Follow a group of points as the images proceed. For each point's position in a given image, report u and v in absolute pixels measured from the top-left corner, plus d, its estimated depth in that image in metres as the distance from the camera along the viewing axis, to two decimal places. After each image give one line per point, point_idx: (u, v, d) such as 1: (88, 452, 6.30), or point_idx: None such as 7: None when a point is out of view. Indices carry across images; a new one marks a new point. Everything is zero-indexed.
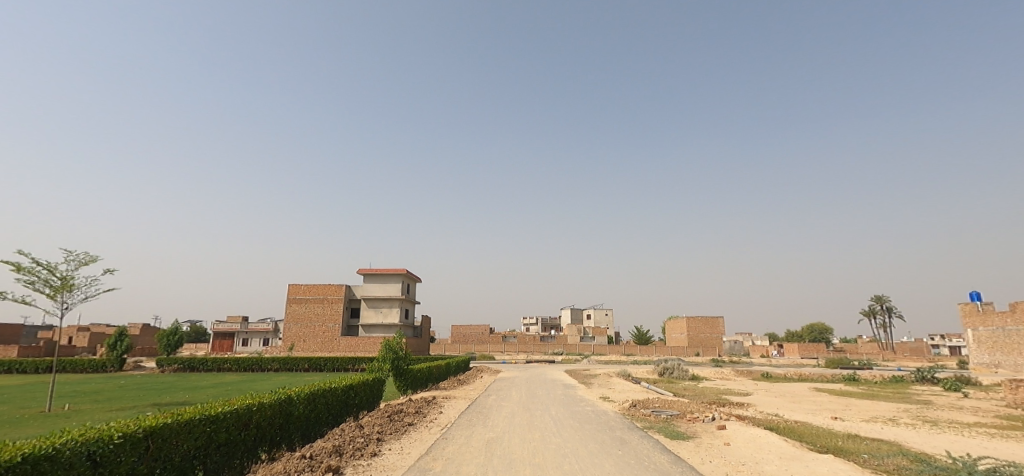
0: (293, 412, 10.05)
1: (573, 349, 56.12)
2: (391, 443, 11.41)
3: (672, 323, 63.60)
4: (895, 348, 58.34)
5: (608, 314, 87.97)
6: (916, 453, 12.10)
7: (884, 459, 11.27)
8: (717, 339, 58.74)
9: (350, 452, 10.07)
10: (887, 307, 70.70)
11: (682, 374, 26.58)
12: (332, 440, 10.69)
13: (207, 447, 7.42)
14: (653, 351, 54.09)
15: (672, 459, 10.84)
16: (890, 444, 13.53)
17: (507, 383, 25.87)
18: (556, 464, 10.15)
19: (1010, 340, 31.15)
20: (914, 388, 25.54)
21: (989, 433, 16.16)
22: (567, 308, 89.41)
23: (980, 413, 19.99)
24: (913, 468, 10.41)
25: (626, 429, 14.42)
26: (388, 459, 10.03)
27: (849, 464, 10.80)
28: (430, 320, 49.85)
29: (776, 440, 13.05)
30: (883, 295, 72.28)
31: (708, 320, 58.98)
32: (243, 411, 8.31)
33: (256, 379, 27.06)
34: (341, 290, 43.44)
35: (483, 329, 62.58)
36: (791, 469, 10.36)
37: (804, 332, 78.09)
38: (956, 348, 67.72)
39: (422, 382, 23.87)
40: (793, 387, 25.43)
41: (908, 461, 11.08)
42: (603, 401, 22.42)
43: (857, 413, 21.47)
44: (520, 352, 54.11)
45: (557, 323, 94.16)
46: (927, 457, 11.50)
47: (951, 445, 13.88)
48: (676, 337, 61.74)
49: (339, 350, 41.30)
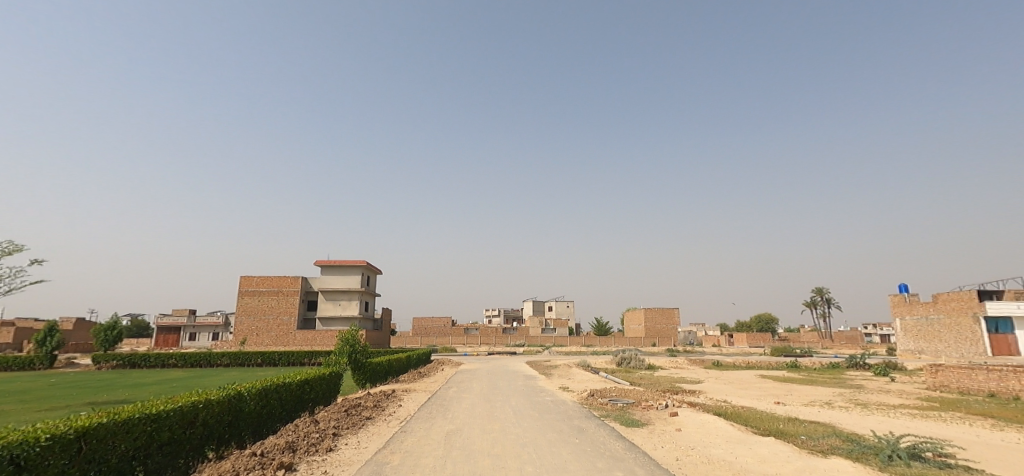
0: (243, 409, 9.73)
1: (534, 340, 56.54)
2: (349, 437, 11.29)
3: (629, 314, 65.30)
4: (832, 337, 62.47)
5: (569, 306, 89.30)
6: (847, 434, 13.07)
7: (819, 439, 12.19)
8: (672, 329, 60.68)
9: (304, 448, 9.88)
10: (826, 298, 75.02)
11: (639, 363, 27.41)
12: (285, 437, 10.44)
13: (148, 446, 7.13)
14: (612, 342, 55.37)
15: (626, 445, 11.25)
16: (825, 426, 14.55)
17: (469, 375, 25.91)
18: (514, 454, 10.33)
19: (932, 329, 33.84)
20: (848, 373, 27.52)
21: (911, 414, 17.63)
22: (529, 300, 89.90)
23: (904, 395, 21.76)
24: (844, 447, 11.26)
25: (584, 418, 14.81)
26: (344, 454, 9.90)
27: (789, 445, 11.56)
28: (391, 312, 48.99)
29: (724, 425, 13.79)
30: (823, 288, 76.86)
31: (665, 311, 60.83)
32: (189, 409, 8.00)
33: (205, 375, 25.88)
34: (296, 282, 41.87)
35: (445, 322, 62.22)
36: (737, 451, 10.95)
37: (752, 322, 82.31)
38: (885, 336, 73.06)
39: (381, 375, 23.53)
40: (740, 374, 26.78)
41: (840, 441, 11.99)
42: (563, 391, 22.93)
43: (798, 398, 22.98)
44: (483, 344, 54.27)
45: (519, 314, 94.44)
46: (857, 437, 12.43)
47: (877, 426, 15.08)
48: (635, 328, 63.36)
49: (294, 344, 40.08)
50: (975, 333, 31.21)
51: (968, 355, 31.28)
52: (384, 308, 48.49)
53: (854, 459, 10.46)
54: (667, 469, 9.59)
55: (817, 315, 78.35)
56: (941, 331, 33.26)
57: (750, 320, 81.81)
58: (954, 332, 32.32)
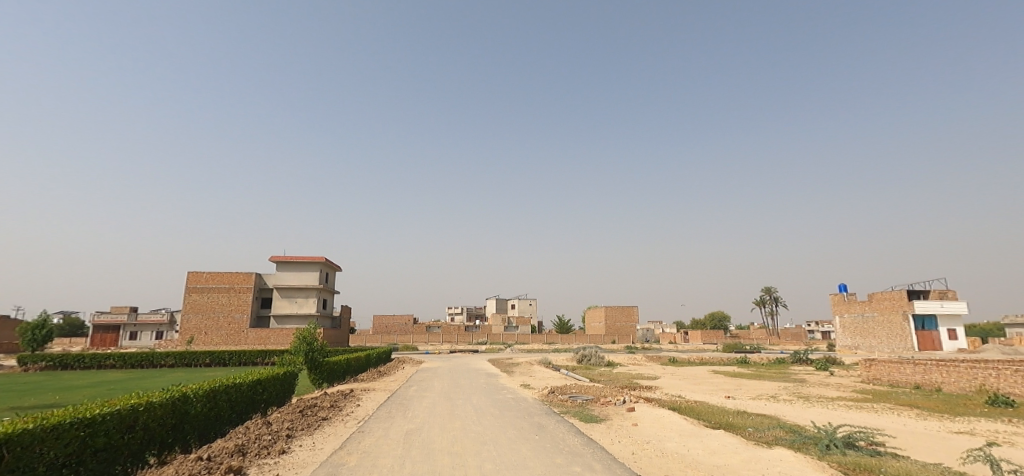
0: (189, 411, 9.29)
1: (497, 337, 56.55)
2: (303, 439, 10.95)
3: (590, 312, 66.38)
4: (779, 334, 65.70)
5: (532, 304, 89.75)
6: (790, 426, 13.81)
7: (765, 431, 12.84)
8: (631, 326, 62.12)
9: (255, 451, 9.53)
10: (774, 297, 78.78)
11: (599, 360, 27.95)
12: (235, 439, 10.03)
13: (81, 452, 6.82)
14: (573, 340, 56.10)
15: (584, 441, 11.48)
16: (770, 419, 15.34)
17: (430, 373, 25.68)
18: (475, 452, 10.33)
19: (867, 325, 36.21)
20: (793, 368, 29.08)
21: (848, 405, 18.81)
22: (492, 298, 89.84)
23: (841, 388, 23.20)
24: (787, 438, 11.89)
25: (544, 415, 15.00)
26: (298, 455, 9.62)
27: (737, 437, 12.10)
28: (350, 310, 47.75)
29: (678, 419, 14.29)
30: (771, 288, 80.66)
31: (624, 309, 62.16)
32: (128, 412, 7.63)
33: (148, 377, 24.42)
34: (249, 278, 40.13)
35: (406, 320, 61.30)
36: (689, 444, 11.38)
37: (706, 320, 85.41)
38: (826, 333, 77.52)
39: (339, 375, 22.93)
40: (694, 370, 27.76)
41: (784, 432, 12.66)
42: (524, 389, 23.08)
43: (747, 392, 24.10)
44: (445, 342, 53.80)
45: (481, 312, 94.20)
46: (799, 429, 13.15)
47: (817, 417, 16.03)
48: (595, 325, 64.47)
49: (246, 343, 38.39)
50: (904, 330, 33.65)
51: (898, 350, 33.73)
52: (343, 306, 47.20)
53: (796, 448, 11.05)
54: (623, 463, 9.85)
55: (766, 312, 82.15)
56: (875, 328, 35.67)
57: (704, 318, 84.90)
58: (887, 329, 34.72)
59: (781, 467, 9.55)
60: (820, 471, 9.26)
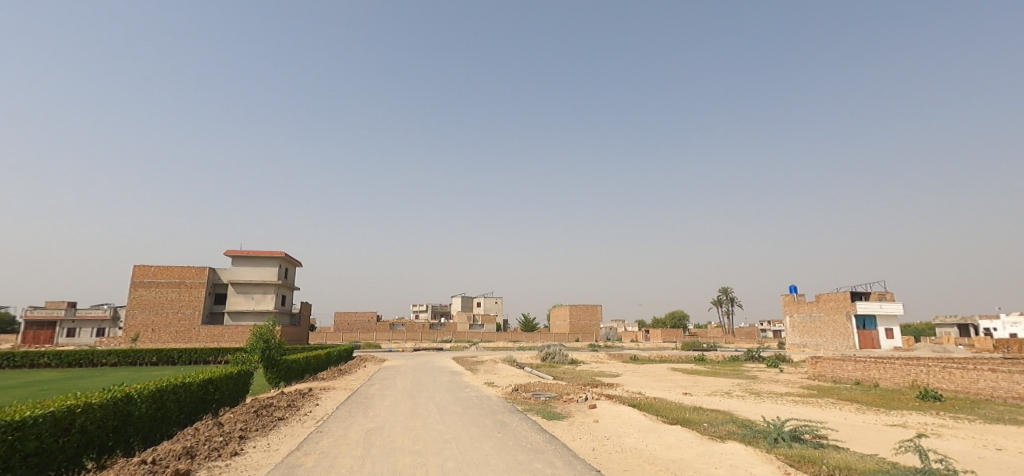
0: (132, 412, 8.69)
1: (461, 335, 56.06)
2: (258, 440, 10.40)
3: (555, 311, 66.87)
4: (733, 333, 68.14)
5: (497, 302, 89.46)
6: (743, 420, 14.29)
7: (718, 426, 13.23)
8: (595, 325, 62.97)
9: (205, 453, 9.00)
10: (730, 297, 81.68)
11: (563, 358, 28.19)
12: (182, 441, 9.44)
13: (10, 457, 6.38)
14: (538, 338, 56.32)
15: (546, 438, 11.49)
16: (724, 414, 15.88)
17: (393, 371, 25.18)
18: (436, 451, 10.14)
19: (814, 325, 38.14)
20: (746, 365, 30.26)
21: (796, 400, 19.68)
22: (457, 296, 89.05)
23: (790, 384, 24.29)
24: (737, 432, 12.28)
25: (507, 413, 14.93)
26: (252, 457, 9.16)
27: (693, 432, 12.40)
28: (310, 307, 46.15)
29: (637, 415, 14.54)
30: (728, 289, 83.57)
31: (588, 307, 62.91)
32: (63, 414, 7.13)
33: (87, 376, 22.79)
34: (203, 273, 38.12)
35: (368, 317, 59.93)
36: (648, 440, 11.58)
37: (666, 319, 87.56)
38: (777, 332, 81.07)
39: (298, 373, 22.12)
40: (654, 368, 28.42)
41: (736, 427, 13.09)
42: (487, 386, 22.95)
43: (703, 388, 24.89)
44: (408, 340, 52.87)
45: (446, 310, 93.25)
46: (751, 423, 13.63)
47: (769, 412, 16.70)
48: (559, 324, 65.00)
49: (197, 341, 36.45)
50: (847, 329, 35.64)
51: (841, 348, 35.68)
52: (303, 302, 45.56)
53: (746, 442, 11.40)
54: (583, 458, 9.92)
55: (723, 312, 85.00)
56: (821, 327, 37.60)
57: (664, 317, 87.05)
58: (832, 329, 36.66)
59: (732, 460, 9.80)
60: (767, 463, 9.50)
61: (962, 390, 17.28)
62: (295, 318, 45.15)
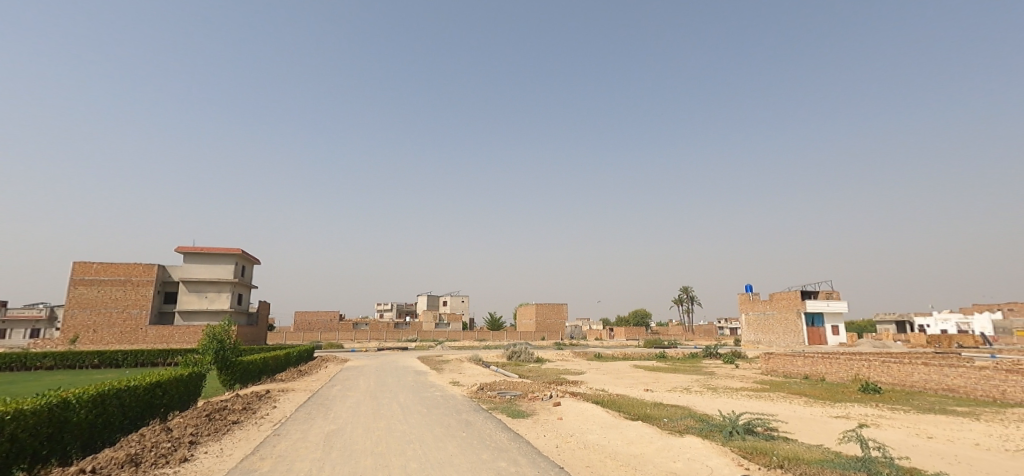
0: (70, 419, 8.28)
1: (426, 334, 55.57)
2: (210, 445, 10.05)
3: (521, 309, 67.18)
4: (693, 330, 70.19)
5: (464, 301, 89.11)
6: (700, 415, 14.76)
7: (677, 421, 13.65)
8: (561, 323, 63.59)
9: (151, 460, 8.66)
10: (691, 296, 84.02)
11: (528, 357, 28.38)
12: (126, 449, 9.05)
13: None
14: (504, 336, 56.44)
15: (511, 436, 11.56)
16: (682, 409, 16.37)
17: (356, 371, 24.75)
18: (399, 452, 10.05)
19: (767, 322, 39.71)
20: (705, 362, 31.25)
21: (750, 395, 20.45)
22: (423, 295, 88.15)
23: (744, 379, 25.25)
24: (696, 427, 12.68)
25: (472, 412, 14.95)
26: (203, 463, 8.86)
27: (653, 427, 12.74)
28: (269, 306, 44.82)
29: (600, 411, 14.81)
30: (689, 287, 85.91)
31: (554, 306, 63.44)
32: None
33: (23, 381, 21.44)
34: (150, 271, 36.48)
35: (331, 316, 58.72)
36: (610, 436, 11.83)
37: (630, 318, 89.24)
38: (734, 329, 84.02)
39: (255, 375, 21.46)
40: (617, 365, 28.98)
41: (694, 421, 13.53)
42: (452, 386, 22.87)
43: (663, 384, 25.58)
44: (372, 340, 52.04)
45: (412, 309, 92.19)
46: (708, 417, 14.10)
47: (725, 406, 17.32)
48: (526, 322, 65.36)
49: (145, 342, 34.84)
50: (797, 326, 37.26)
51: (792, 344, 37.28)
52: (261, 301, 44.18)
53: (703, 436, 11.78)
54: (547, 456, 10.05)
55: (684, 310, 87.32)
56: (774, 324, 39.19)
57: (628, 315, 88.77)
58: (784, 326, 38.26)
59: (689, 453, 10.10)
60: (722, 455, 9.84)
61: (899, 383, 18.28)
62: (251, 318, 43.79)
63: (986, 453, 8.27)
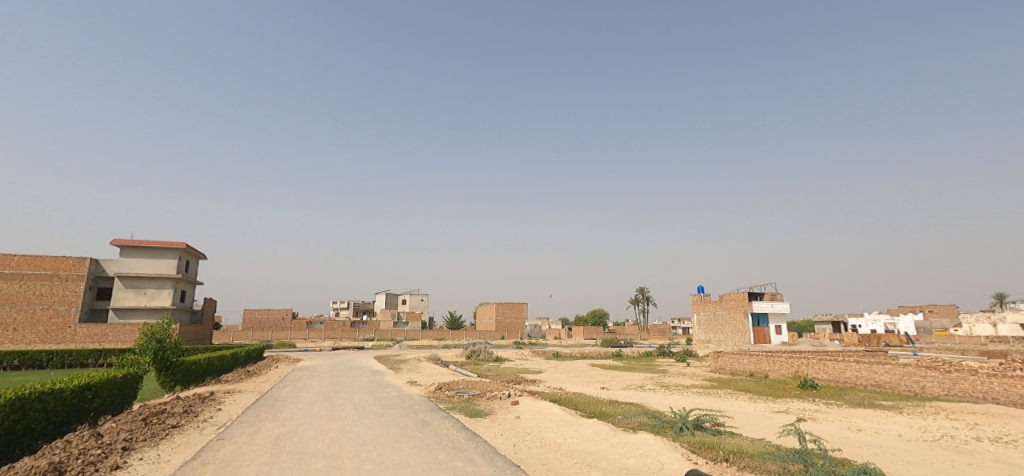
0: None
1: (384, 333, 54.78)
2: (145, 451, 9.64)
3: (481, 309, 67.20)
4: (648, 330, 72.22)
5: (423, 300, 88.36)
6: (653, 412, 15.25)
7: (632, 418, 14.04)
8: (520, 322, 64.00)
9: (79, 468, 8.25)
10: (646, 297, 86.22)
11: (488, 356, 28.47)
12: (49, 457, 8.57)
13: None
14: (463, 336, 56.26)
15: (468, 435, 11.60)
16: (636, 406, 16.86)
17: (309, 372, 24.13)
18: (353, 454, 9.95)
19: (717, 322, 41.32)
20: (659, 360, 32.20)
21: (701, 392, 21.23)
22: (381, 293, 86.72)
23: (695, 377, 26.23)
24: (649, 423, 13.09)
25: (430, 412, 14.90)
26: (137, 470, 8.51)
27: (608, 424, 13.06)
28: (215, 304, 42.97)
29: (557, 409, 15.08)
30: (645, 289, 88.11)
31: (514, 306, 63.79)
32: None
33: None
34: (81, 265, 34.62)
35: (283, 315, 57.05)
36: (567, 433, 12.08)
37: (588, 318, 90.79)
38: (686, 329, 86.85)
39: (199, 376, 20.61)
40: (575, 364, 29.48)
41: (647, 418, 13.95)
42: (410, 386, 22.66)
43: (619, 382, 26.22)
44: (327, 339, 50.84)
45: (369, 307, 90.46)
46: (660, 414, 14.58)
47: (677, 403, 17.94)
48: (486, 322, 65.45)
49: (74, 341, 32.66)
50: (744, 326, 38.92)
51: (739, 343, 38.94)
52: (208, 298, 42.35)
53: (656, 432, 12.18)
54: (504, 454, 10.19)
55: (640, 310, 89.56)
56: (723, 324, 40.83)
57: (586, 315, 90.30)
58: (732, 326, 39.90)
59: (642, 449, 10.46)
60: (672, 450, 10.23)
61: (834, 379, 19.41)
62: (195, 317, 41.92)
63: (909, 444, 8.94)
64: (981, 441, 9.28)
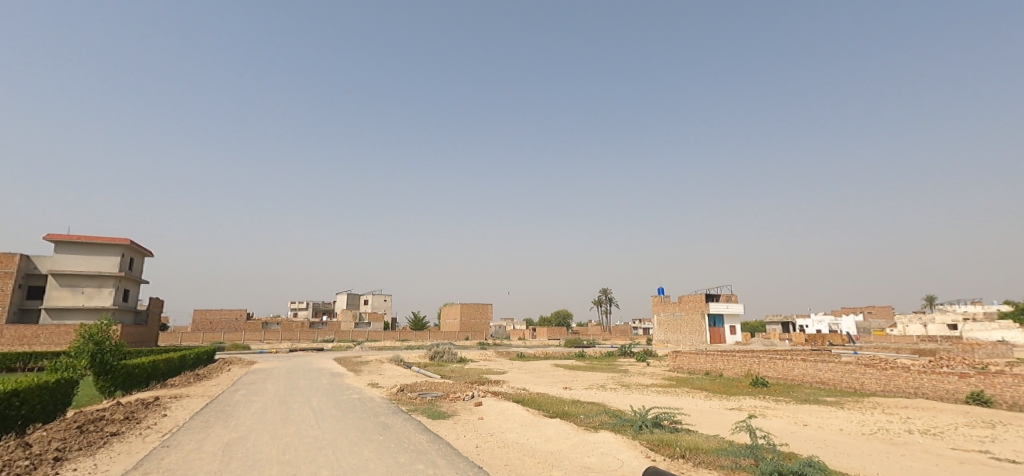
0: None
1: (345, 334, 53.75)
2: (80, 462, 9.19)
3: (446, 309, 66.81)
4: (610, 330, 73.48)
5: (386, 300, 87.16)
6: (613, 411, 15.56)
7: (593, 417, 14.28)
8: (485, 323, 63.98)
9: None
10: (610, 298, 87.57)
11: (451, 357, 28.36)
12: None
13: None
14: (427, 336, 55.81)
15: (430, 438, 11.56)
16: (598, 406, 17.16)
17: (264, 375, 23.43)
18: (309, 459, 9.78)
19: (676, 322, 42.45)
20: (620, 360, 32.82)
21: (661, 391, 21.78)
22: (343, 293, 85.09)
23: (655, 376, 26.89)
24: (609, 422, 13.36)
25: (391, 414, 14.75)
26: None
27: (570, 424, 13.25)
28: (161, 304, 41.24)
29: (520, 410, 15.21)
30: (608, 290, 89.52)
31: (479, 306, 63.72)
32: None
33: None
34: (12, 262, 32.60)
35: (237, 315, 55.36)
36: (529, 434, 12.19)
37: (552, 319, 91.56)
38: (647, 329, 88.71)
39: (143, 380, 19.72)
40: (538, 364, 29.73)
41: (608, 417, 14.23)
42: (371, 388, 22.34)
43: (581, 382, 26.62)
44: (284, 340, 49.48)
45: (330, 308, 88.54)
46: (620, 413, 14.88)
47: (636, 402, 18.37)
48: (450, 322, 65.12)
49: None
50: (701, 326, 40.11)
51: (696, 343, 40.13)
52: (154, 298, 40.60)
53: (615, 430, 12.45)
54: (467, 456, 10.21)
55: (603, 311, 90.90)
56: (681, 325, 42.00)
57: (550, 315, 91.02)
58: (690, 326, 41.06)
59: (603, 447, 10.69)
60: (632, 448, 10.49)
61: (783, 377, 20.26)
62: (139, 317, 40.12)
63: (848, 437, 9.48)
64: (911, 434, 9.92)
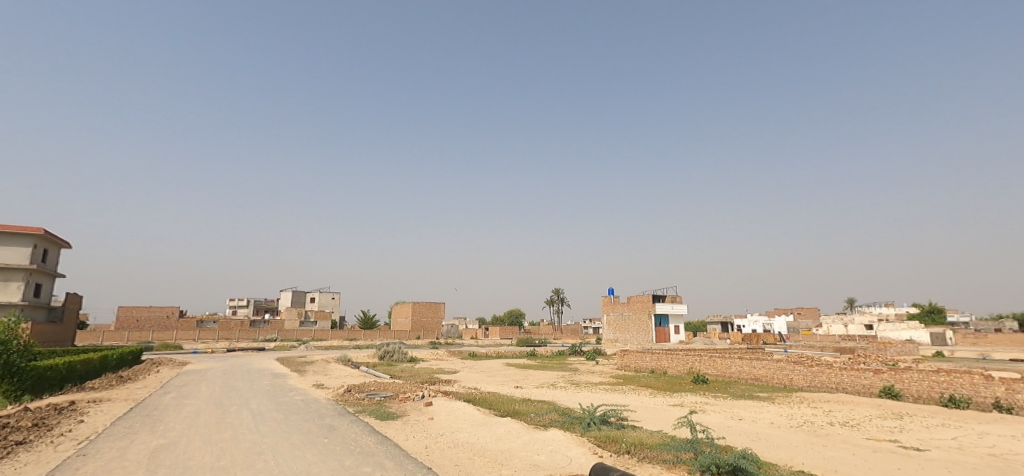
0: None
1: (289, 333, 51.84)
2: None
3: (397, 308, 65.73)
4: (561, 329, 74.50)
5: (334, 298, 84.70)
6: (563, 409, 15.70)
7: (543, 415, 14.36)
8: (436, 322, 63.36)
9: None
10: (561, 298, 88.59)
11: (401, 356, 27.86)
12: None
13: None
14: (376, 336, 54.65)
15: (378, 439, 11.29)
16: (548, 404, 17.27)
17: (198, 377, 22.20)
18: (247, 465, 9.34)
19: (624, 322, 43.51)
20: (570, 359, 33.27)
21: (609, 388, 22.18)
22: (287, 290, 82.01)
23: (603, 374, 27.40)
24: (558, 420, 13.48)
25: (336, 416, 14.31)
26: None
27: (520, 423, 13.27)
28: (79, 300, 38.45)
29: (470, 409, 15.11)
30: (559, 290, 90.47)
31: (431, 305, 63.03)
32: None
33: None
34: None
35: (169, 313, 52.47)
36: (480, 433, 12.13)
37: (504, 318, 91.73)
38: (597, 329, 90.33)
39: (57, 385, 18.33)
40: (490, 363, 29.68)
41: (557, 415, 14.35)
42: (316, 389, 21.60)
43: (532, 381, 26.77)
44: (221, 340, 47.17)
45: (273, 305, 85.17)
46: (569, 411, 15.04)
47: (586, 400, 18.65)
48: (400, 321, 64.10)
49: None
50: (647, 326, 41.24)
51: (643, 342, 41.25)
52: (70, 294, 37.82)
53: (565, 428, 12.57)
54: (416, 457, 10.04)
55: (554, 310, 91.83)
56: (628, 324, 43.09)
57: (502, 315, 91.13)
58: (637, 326, 42.15)
59: (552, 445, 10.78)
60: (580, 445, 10.63)
61: (722, 374, 21.08)
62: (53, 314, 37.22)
63: (778, 430, 9.97)
64: (834, 425, 10.54)
